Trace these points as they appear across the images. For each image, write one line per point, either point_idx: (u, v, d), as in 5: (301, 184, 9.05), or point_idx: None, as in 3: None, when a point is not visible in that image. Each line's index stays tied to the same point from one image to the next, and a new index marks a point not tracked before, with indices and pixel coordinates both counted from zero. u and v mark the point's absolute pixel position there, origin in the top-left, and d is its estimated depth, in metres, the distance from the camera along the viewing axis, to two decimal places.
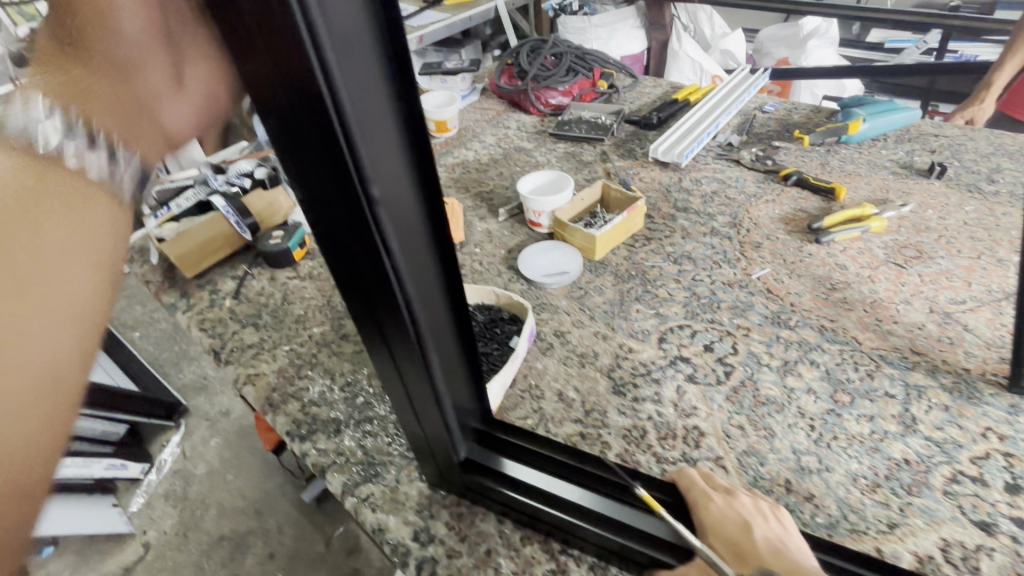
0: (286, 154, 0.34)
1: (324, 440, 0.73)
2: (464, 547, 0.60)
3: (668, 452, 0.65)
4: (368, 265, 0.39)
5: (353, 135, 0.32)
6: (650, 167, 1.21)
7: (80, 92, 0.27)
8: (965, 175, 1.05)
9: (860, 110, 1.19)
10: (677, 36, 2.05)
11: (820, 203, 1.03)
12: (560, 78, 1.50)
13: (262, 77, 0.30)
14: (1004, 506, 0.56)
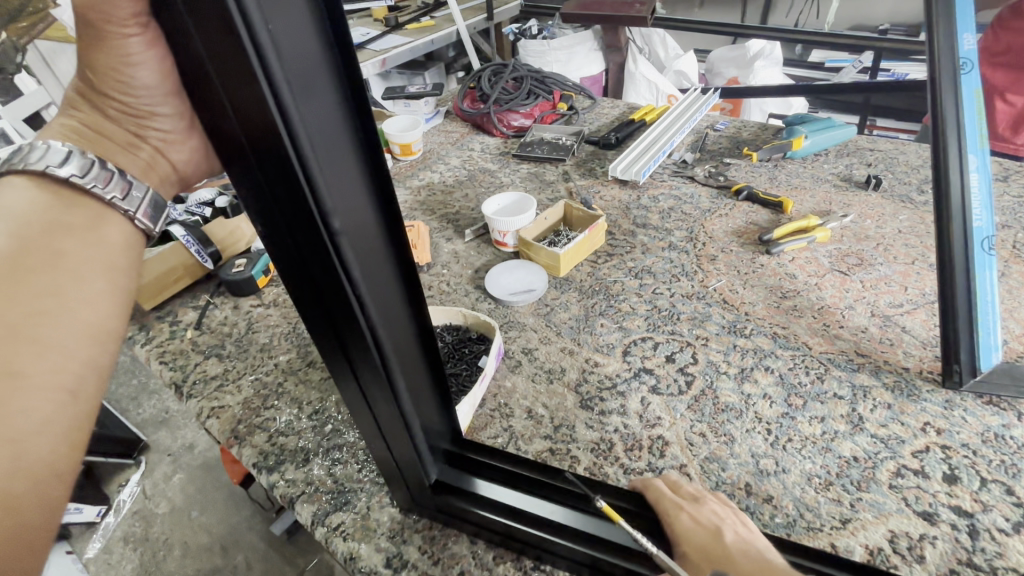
0: (245, 191, 0.35)
1: (293, 470, 0.72)
2: (437, 571, 0.60)
3: (634, 463, 0.67)
4: (332, 294, 0.40)
5: (312, 169, 0.33)
6: (610, 185, 1.25)
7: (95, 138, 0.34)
8: (898, 186, 1.13)
9: (802, 128, 1.27)
10: (634, 59, 2.17)
11: (770, 216, 1.09)
12: (521, 101, 1.54)
13: (220, 116, 0.31)
14: (944, 496, 0.60)
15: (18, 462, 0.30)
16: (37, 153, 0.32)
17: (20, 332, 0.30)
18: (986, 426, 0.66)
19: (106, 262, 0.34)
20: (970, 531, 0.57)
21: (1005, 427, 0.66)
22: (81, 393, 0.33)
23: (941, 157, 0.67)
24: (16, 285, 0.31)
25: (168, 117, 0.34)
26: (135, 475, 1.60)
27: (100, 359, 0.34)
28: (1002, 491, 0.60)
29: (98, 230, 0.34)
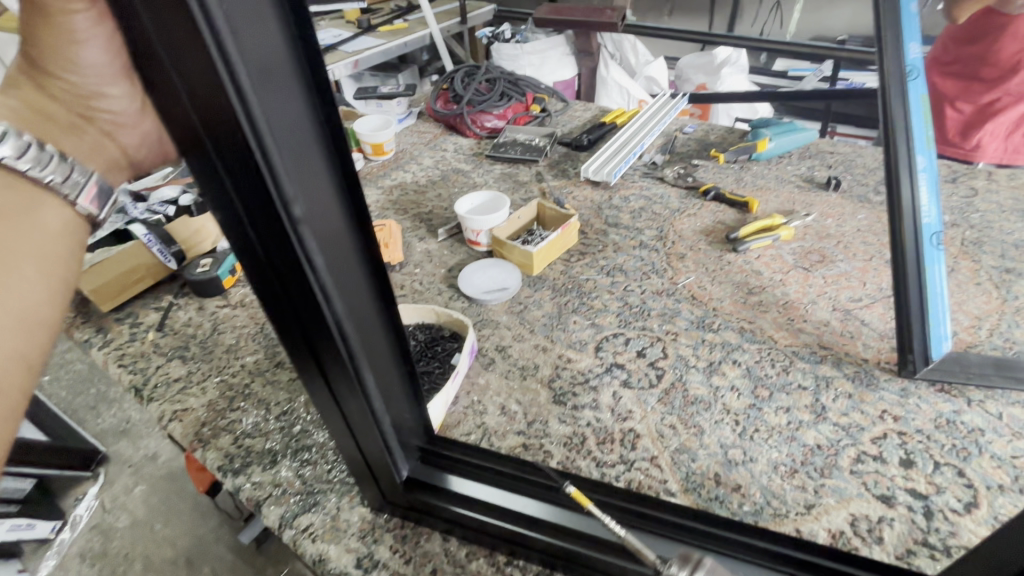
0: (201, 178, 0.34)
1: (259, 472, 0.70)
2: (410, 569, 0.59)
3: (607, 456, 0.68)
4: (295, 286, 0.39)
5: (270, 156, 0.33)
6: (583, 186, 1.27)
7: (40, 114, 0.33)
8: (857, 187, 1.17)
9: (766, 131, 1.31)
10: (605, 64, 2.19)
11: (736, 216, 1.12)
12: (494, 103, 1.55)
13: (176, 102, 0.30)
14: (900, 479, 0.62)
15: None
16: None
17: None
18: (938, 412, 0.69)
19: (41, 250, 0.32)
20: (925, 512, 0.59)
21: (956, 412, 0.69)
22: (10, 385, 0.31)
23: (891, 159, 0.71)
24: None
25: (120, 96, 0.35)
26: (93, 488, 1.53)
27: (30, 351, 0.32)
28: (954, 473, 0.62)
29: (32, 216, 0.32)
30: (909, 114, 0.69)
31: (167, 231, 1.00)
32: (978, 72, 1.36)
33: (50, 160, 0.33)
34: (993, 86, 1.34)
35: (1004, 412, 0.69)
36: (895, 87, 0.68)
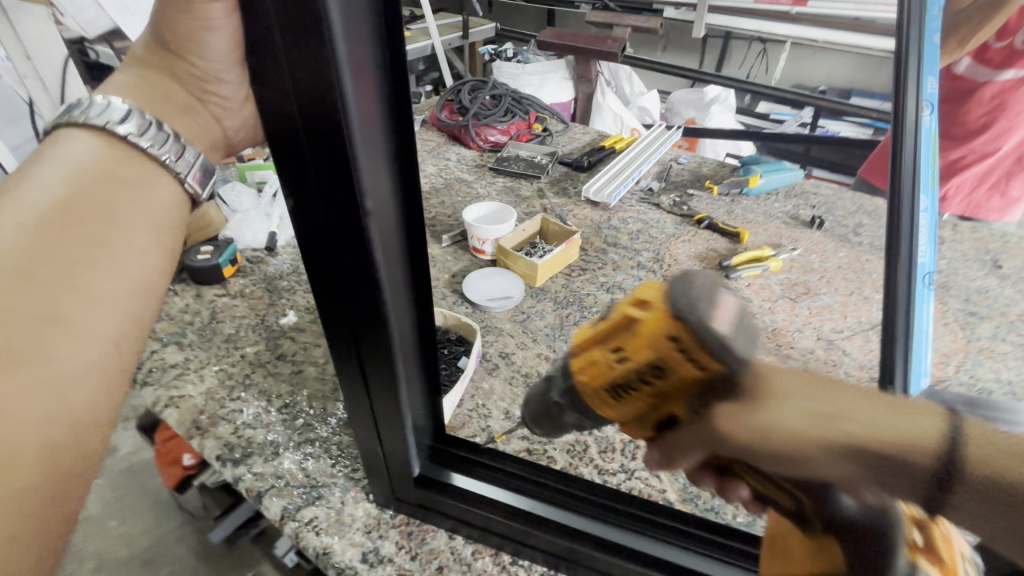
0: (283, 162, 0.35)
1: (261, 463, 0.69)
2: (415, 564, 0.60)
3: (608, 464, 0.70)
4: (354, 272, 0.41)
5: (357, 148, 0.34)
6: (583, 206, 1.31)
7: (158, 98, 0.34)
8: (838, 228, 1.25)
9: (757, 168, 1.38)
10: (602, 91, 2.26)
11: (728, 245, 1.18)
12: (498, 118, 1.58)
13: (277, 86, 0.32)
14: None
15: (61, 411, 0.29)
16: (97, 108, 0.32)
17: (69, 281, 0.30)
18: None
19: (151, 221, 0.33)
20: None
21: None
22: (123, 344, 0.32)
23: (896, 189, 0.77)
24: (65, 235, 0.30)
25: (230, 84, 0.34)
26: None
27: (143, 315, 0.33)
28: None
29: (147, 188, 0.33)
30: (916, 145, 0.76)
31: None
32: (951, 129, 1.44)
33: (166, 139, 0.33)
34: (959, 143, 1.42)
35: None
36: (912, 117, 0.75)
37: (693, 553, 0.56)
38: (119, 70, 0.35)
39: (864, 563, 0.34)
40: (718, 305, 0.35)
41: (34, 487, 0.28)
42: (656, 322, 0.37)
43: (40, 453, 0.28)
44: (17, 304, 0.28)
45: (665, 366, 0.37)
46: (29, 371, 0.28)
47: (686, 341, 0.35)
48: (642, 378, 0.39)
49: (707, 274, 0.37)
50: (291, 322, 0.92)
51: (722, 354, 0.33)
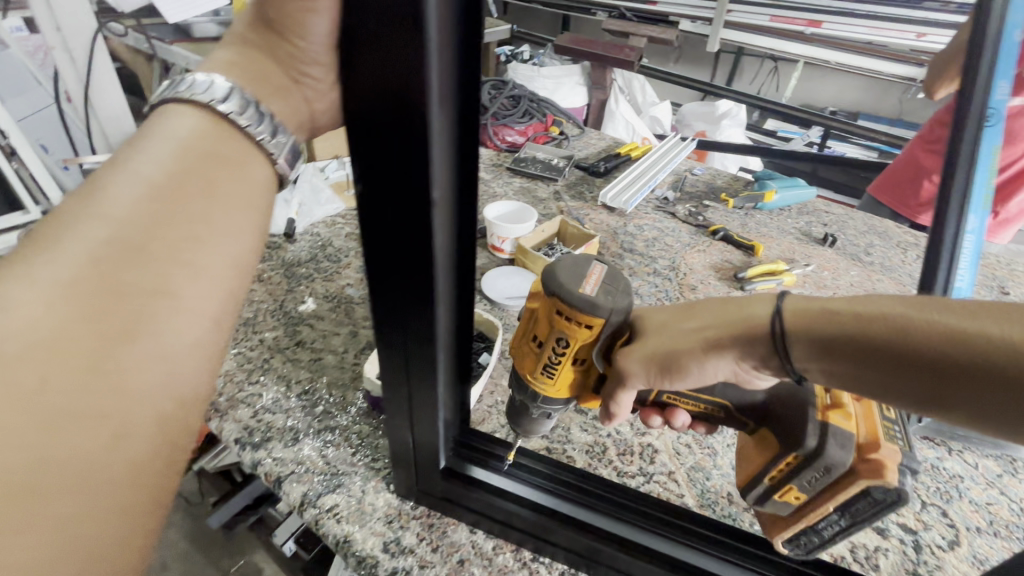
0: (357, 147, 0.36)
1: (281, 449, 0.69)
2: (437, 557, 0.60)
3: (627, 467, 0.71)
4: (412, 262, 0.41)
5: (433, 139, 0.34)
6: (599, 211, 1.32)
7: (255, 75, 0.34)
8: (849, 247, 1.27)
9: (772, 183, 1.40)
10: (615, 98, 2.24)
11: (742, 257, 1.19)
12: (516, 118, 1.59)
13: (363, 76, 0.32)
14: (893, 514, 0.68)
15: (171, 383, 0.30)
16: (202, 87, 0.33)
17: (176, 255, 0.30)
18: (924, 457, 0.76)
19: (247, 199, 0.33)
20: (914, 545, 0.65)
21: (939, 459, 0.76)
22: (222, 322, 0.33)
23: (942, 196, 0.79)
24: (171, 210, 0.30)
25: (324, 67, 0.34)
26: None
27: (238, 292, 0.34)
28: (939, 513, 0.68)
29: (245, 166, 0.33)
30: (976, 153, 0.78)
31: None
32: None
33: (263, 118, 0.34)
34: None
35: (980, 463, 0.76)
36: (977, 116, 0.77)
37: (721, 560, 0.56)
38: (213, 54, 0.35)
39: (788, 439, 0.51)
40: (588, 276, 0.53)
41: (146, 458, 0.29)
42: (546, 307, 0.53)
43: (152, 427, 0.29)
44: (126, 277, 0.29)
45: (566, 336, 0.53)
46: (143, 344, 0.29)
47: (568, 311, 0.51)
48: (558, 352, 0.54)
49: (574, 259, 0.54)
50: (310, 309, 0.92)
51: (594, 310, 0.50)
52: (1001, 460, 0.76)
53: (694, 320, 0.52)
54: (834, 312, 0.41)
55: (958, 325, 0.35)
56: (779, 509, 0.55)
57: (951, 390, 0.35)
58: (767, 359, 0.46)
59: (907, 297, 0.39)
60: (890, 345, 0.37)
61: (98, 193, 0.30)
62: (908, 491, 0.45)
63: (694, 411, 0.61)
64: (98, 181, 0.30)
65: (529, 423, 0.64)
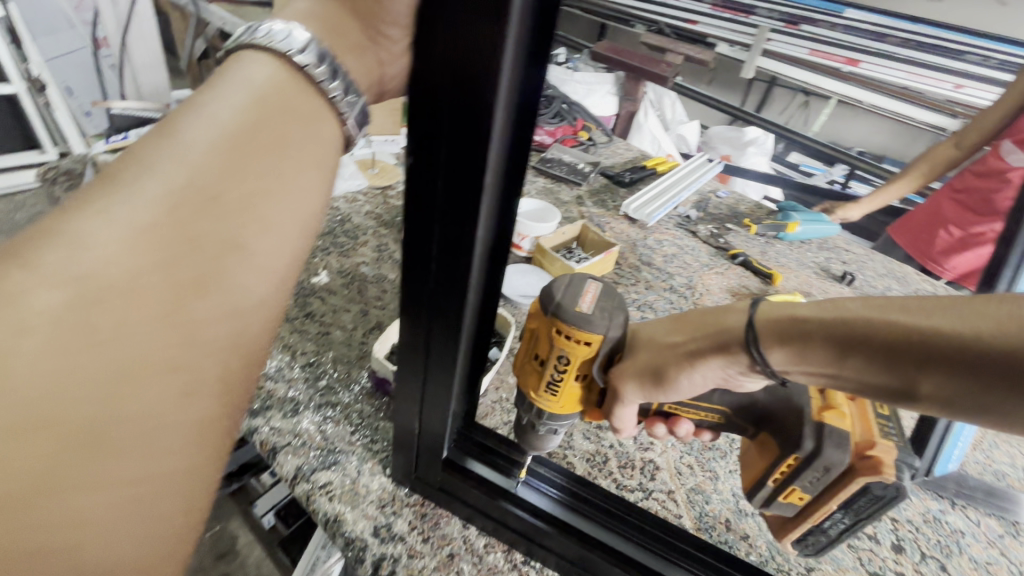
0: (416, 121, 0.35)
1: (280, 418, 0.68)
2: (427, 548, 0.58)
3: (626, 480, 0.69)
4: (449, 244, 0.40)
5: (495, 119, 0.33)
6: (620, 220, 1.31)
7: (335, 31, 0.33)
8: (867, 287, 1.26)
9: (796, 215, 1.39)
10: (645, 112, 2.21)
11: (759, 284, 1.17)
12: (547, 119, 1.58)
13: (433, 45, 0.31)
14: (891, 562, 0.66)
15: (240, 338, 0.31)
16: (279, 33, 0.31)
17: (245, 210, 0.30)
18: (926, 508, 0.74)
19: (314, 158, 0.32)
20: None
21: (941, 511, 0.74)
22: (285, 282, 0.33)
23: (1002, 249, 0.78)
24: (243, 163, 0.30)
25: (402, 29, 0.34)
26: None
27: (301, 252, 0.34)
28: (937, 566, 0.67)
29: (316, 122, 0.32)
30: None
31: None
32: (975, 204, 1.40)
33: (337, 74, 0.32)
34: None
35: (982, 521, 0.74)
36: None
37: None
38: (291, 2, 0.34)
39: (785, 444, 0.50)
40: (584, 293, 0.50)
41: (212, 416, 0.30)
42: (543, 325, 0.51)
43: (211, 382, 0.30)
44: (198, 225, 0.28)
45: (566, 353, 0.50)
46: (216, 297, 0.29)
47: (564, 328, 0.48)
48: (559, 370, 0.51)
49: (569, 277, 0.52)
50: (322, 282, 0.90)
51: (589, 328, 0.48)
52: (1004, 521, 0.75)
53: (678, 333, 0.49)
54: (799, 318, 0.39)
55: (920, 326, 0.33)
56: (782, 511, 0.55)
57: (920, 380, 0.34)
58: (748, 367, 0.43)
59: (873, 299, 0.37)
60: (860, 345, 0.36)
61: (175, 135, 0.29)
62: (906, 486, 0.45)
63: (695, 419, 0.56)
64: (173, 123, 0.29)
65: (536, 441, 0.58)
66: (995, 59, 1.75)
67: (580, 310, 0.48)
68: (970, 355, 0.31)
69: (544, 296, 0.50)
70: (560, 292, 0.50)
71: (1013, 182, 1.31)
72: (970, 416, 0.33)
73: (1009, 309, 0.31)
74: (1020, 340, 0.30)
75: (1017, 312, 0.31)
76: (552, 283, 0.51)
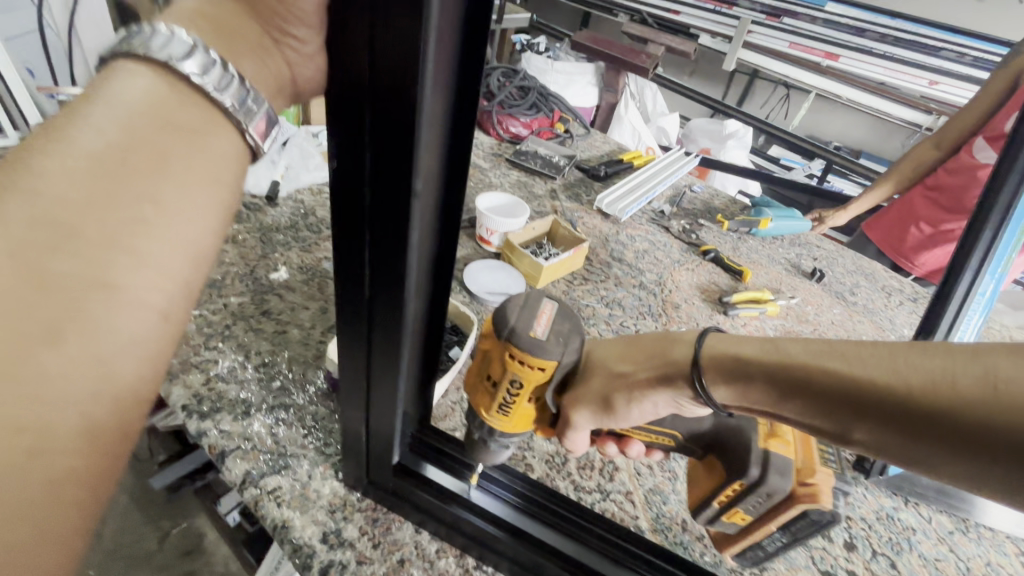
0: (339, 127, 0.34)
1: (230, 421, 0.66)
2: (376, 554, 0.57)
3: (585, 482, 0.69)
4: (383, 251, 0.39)
5: (423, 127, 0.32)
6: (594, 215, 1.30)
7: (226, 30, 0.29)
8: (836, 283, 1.27)
9: (769, 210, 1.39)
10: (625, 103, 2.15)
11: (730, 281, 1.17)
12: (523, 110, 1.55)
13: (352, 46, 0.30)
14: (842, 560, 0.67)
15: (108, 382, 0.26)
16: (158, 39, 0.27)
17: (115, 241, 0.26)
18: (880, 505, 0.75)
19: (205, 176, 0.28)
20: None
21: (895, 509, 0.75)
22: (171, 316, 0.28)
23: (964, 249, 0.76)
24: (112, 190, 0.26)
25: (311, 28, 0.30)
26: None
27: (195, 281, 0.30)
28: (888, 564, 0.68)
29: (205, 135, 0.28)
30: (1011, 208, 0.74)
31: None
32: (947, 202, 1.41)
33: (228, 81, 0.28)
34: None
35: (933, 517, 0.75)
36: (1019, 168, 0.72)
37: None
38: (178, 0, 0.30)
39: (733, 468, 0.50)
40: (539, 315, 0.49)
41: (72, 472, 0.25)
42: (497, 347, 0.49)
43: (76, 431, 0.25)
44: (52, 266, 0.25)
45: (519, 378, 0.48)
46: (72, 345, 0.25)
47: (520, 354, 0.47)
48: (511, 393, 0.50)
49: (525, 296, 0.50)
50: (282, 278, 0.88)
51: (544, 355, 0.47)
52: (955, 517, 0.76)
53: (629, 361, 0.50)
54: (743, 359, 0.41)
55: (850, 374, 0.34)
56: (725, 528, 0.55)
57: (854, 429, 0.35)
58: (694, 398, 0.45)
59: (818, 342, 0.38)
60: (797, 386, 0.37)
61: (27, 169, 0.25)
62: (841, 512, 0.46)
63: (646, 441, 0.57)
64: (28, 159, 0.26)
65: (485, 454, 0.57)
66: (970, 56, 1.73)
67: (534, 334, 0.47)
68: (895, 406, 0.32)
69: (499, 315, 0.49)
70: (515, 315, 0.48)
71: (981, 181, 1.33)
72: (898, 462, 0.34)
73: (937, 363, 0.31)
74: (942, 398, 0.30)
75: (944, 365, 0.31)
76: (509, 302, 0.50)
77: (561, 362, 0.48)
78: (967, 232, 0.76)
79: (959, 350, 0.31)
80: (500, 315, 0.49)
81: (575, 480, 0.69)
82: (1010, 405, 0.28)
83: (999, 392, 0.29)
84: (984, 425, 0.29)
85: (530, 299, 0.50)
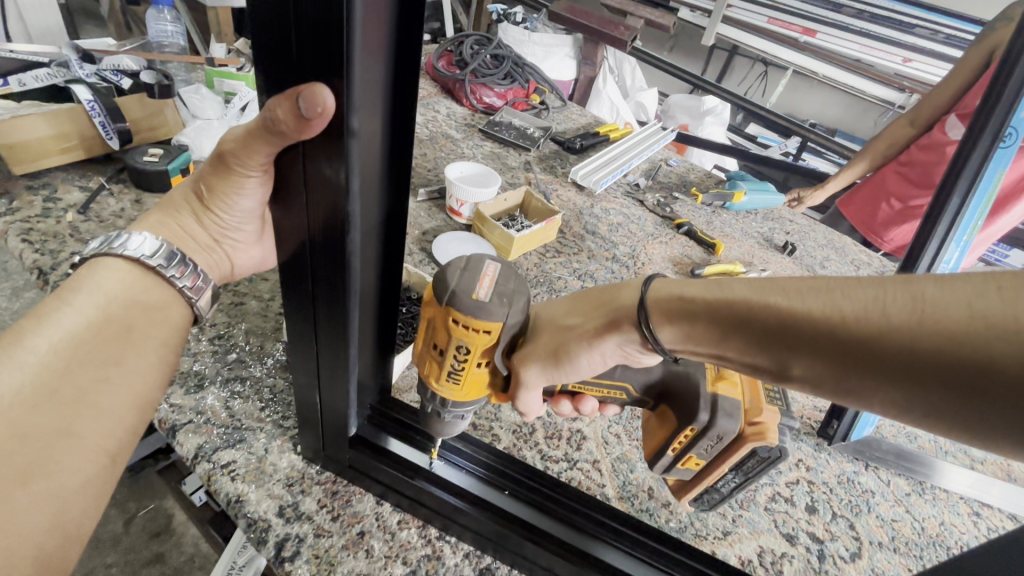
0: (273, 55, 0.31)
1: (181, 394, 0.63)
2: (335, 526, 0.56)
3: (552, 451, 0.68)
4: (324, 199, 0.36)
5: (354, 53, 0.30)
6: (568, 187, 1.27)
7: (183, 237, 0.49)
8: (807, 257, 1.28)
9: (743, 184, 1.38)
10: (604, 77, 2.11)
11: (702, 254, 1.17)
12: (497, 79, 1.50)
13: None
14: (804, 522, 0.68)
15: (71, 476, 0.40)
16: (132, 245, 0.46)
17: (93, 387, 0.42)
18: (841, 470, 0.77)
19: (154, 341, 0.46)
20: (819, 554, 0.65)
21: (855, 473, 0.77)
22: (126, 421, 0.44)
23: (931, 216, 0.76)
24: (98, 351, 0.43)
25: (247, 228, 0.51)
26: None
27: (140, 410, 0.45)
28: (847, 525, 0.69)
29: (160, 311, 0.47)
30: (979, 173, 0.73)
31: (117, 104, 0.88)
32: (917, 177, 1.42)
33: (188, 269, 0.48)
34: None
35: (892, 480, 0.77)
36: (990, 133, 0.71)
37: (632, 557, 0.54)
38: (144, 217, 0.49)
39: (683, 416, 0.50)
40: (482, 276, 0.47)
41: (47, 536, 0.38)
42: (441, 314, 0.48)
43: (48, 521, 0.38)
44: (46, 407, 0.40)
45: (464, 344, 0.47)
46: (45, 466, 0.39)
47: (461, 319, 0.46)
48: (459, 359, 0.49)
49: (466, 259, 0.49)
50: None
51: (488, 317, 0.46)
52: (912, 480, 0.78)
53: (578, 314, 0.49)
54: (686, 299, 0.40)
55: (788, 308, 0.34)
56: (681, 477, 0.56)
57: (793, 362, 0.35)
58: (642, 344, 0.44)
59: (759, 280, 0.37)
60: (739, 323, 0.37)
61: (34, 337, 0.41)
62: (788, 447, 0.47)
63: (599, 397, 0.57)
64: (50, 309, 0.42)
65: (441, 424, 0.55)
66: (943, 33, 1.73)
67: (473, 298, 0.46)
68: (835, 339, 0.32)
69: (439, 281, 0.47)
70: (455, 279, 0.47)
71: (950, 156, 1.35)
72: (832, 394, 0.35)
73: (870, 294, 0.32)
74: (868, 326, 0.31)
75: (875, 296, 0.31)
76: (451, 266, 0.48)
77: (507, 324, 0.47)
78: (936, 198, 0.76)
79: (890, 281, 0.32)
80: (440, 282, 0.47)
81: (542, 450, 0.68)
82: (935, 327, 0.29)
83: (924, 313, 0.30)
84: (910, 350, 0.30)
85: (472, 262, 0.48)
